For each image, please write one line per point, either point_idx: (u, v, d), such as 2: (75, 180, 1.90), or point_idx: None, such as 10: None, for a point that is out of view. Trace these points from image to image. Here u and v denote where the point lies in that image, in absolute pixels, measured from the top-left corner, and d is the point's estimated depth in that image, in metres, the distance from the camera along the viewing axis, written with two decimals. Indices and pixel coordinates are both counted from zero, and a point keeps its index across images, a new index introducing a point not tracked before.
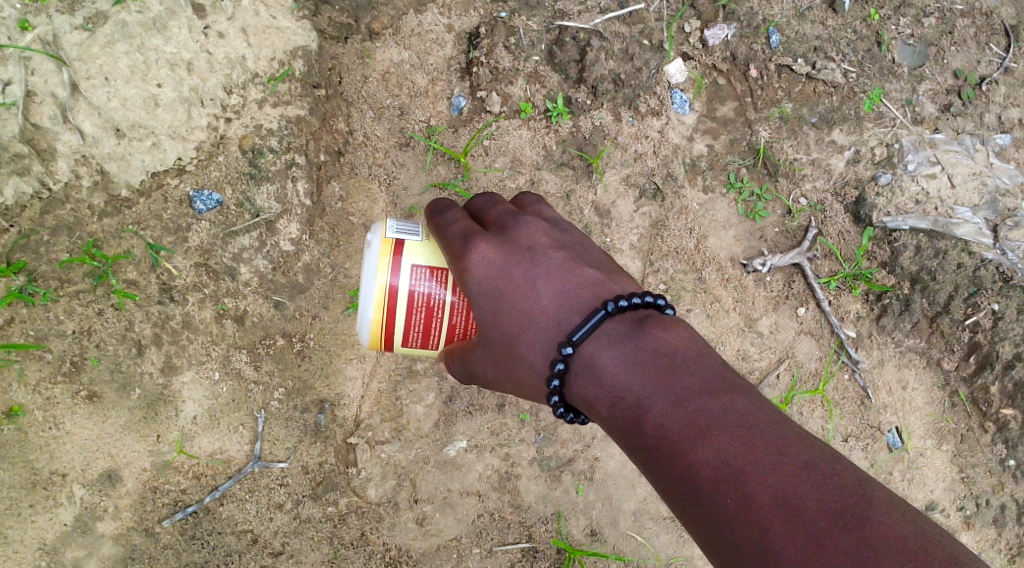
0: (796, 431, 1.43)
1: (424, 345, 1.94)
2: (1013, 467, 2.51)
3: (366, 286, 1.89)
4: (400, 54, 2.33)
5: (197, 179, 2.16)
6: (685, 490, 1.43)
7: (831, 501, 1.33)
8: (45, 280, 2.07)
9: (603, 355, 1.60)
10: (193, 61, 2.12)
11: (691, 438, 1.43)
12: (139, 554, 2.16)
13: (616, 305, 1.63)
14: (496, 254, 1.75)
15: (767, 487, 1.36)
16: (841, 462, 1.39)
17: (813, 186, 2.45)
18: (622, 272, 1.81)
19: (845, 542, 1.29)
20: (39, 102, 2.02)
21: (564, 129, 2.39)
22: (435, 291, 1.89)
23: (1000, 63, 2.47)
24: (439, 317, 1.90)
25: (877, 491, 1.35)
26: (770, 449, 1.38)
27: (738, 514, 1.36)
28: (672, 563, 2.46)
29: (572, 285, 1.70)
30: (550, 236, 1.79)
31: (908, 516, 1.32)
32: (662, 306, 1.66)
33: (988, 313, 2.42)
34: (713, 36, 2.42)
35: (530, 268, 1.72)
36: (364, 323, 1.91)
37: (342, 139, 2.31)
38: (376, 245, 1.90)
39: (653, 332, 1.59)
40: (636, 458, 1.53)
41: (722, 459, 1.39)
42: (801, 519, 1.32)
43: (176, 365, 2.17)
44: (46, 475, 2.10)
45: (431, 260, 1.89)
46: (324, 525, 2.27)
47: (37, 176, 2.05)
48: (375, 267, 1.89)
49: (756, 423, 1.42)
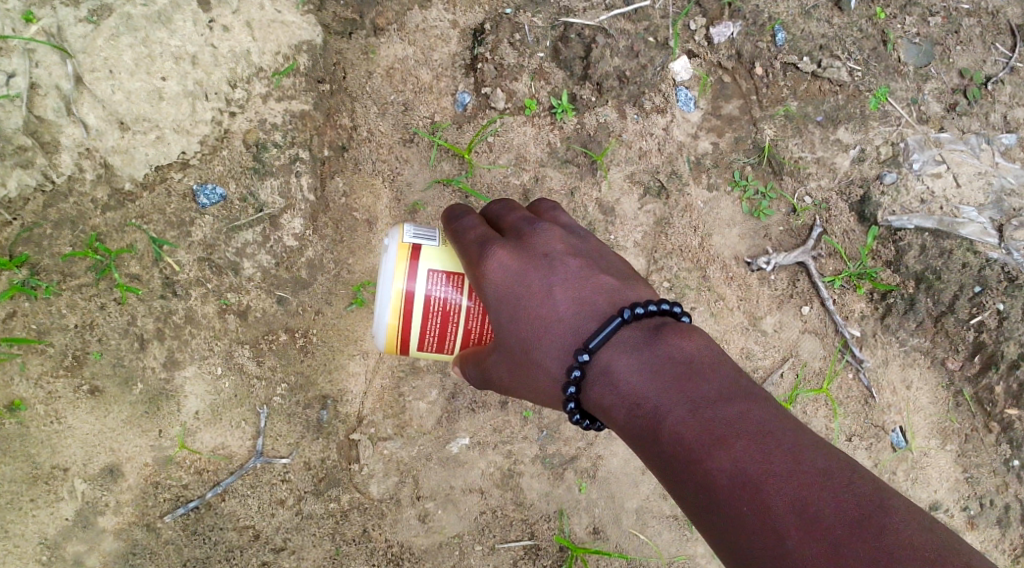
0: (812, 439, 1.42)
1: (440, 349, 1.93)
2: (1017, 467, 2.51)
3: (382, 291, 1.89)
4: (405, 49, 2.32)
5: (200, 173, 2.15)
6: (700, 497, 1.42)
7: (847, 509, 1.32)
8: (47, 273, 2.06)
9: (619, 362, 1.59)
10: (198, 54, 2.11)
11: (707, 445, 1.42)
12: (140, 549, 2.15)
13: (632, 313, 1.61)
14: (513, 261, 1.73)
15: (784, 495, 1.35)
16: (856, 470, 1.38)
17: (818, 184, 2.45)
18: (638, 279, 1.79)
19: (863, 551, 1.28)
20: (43, 95, 2.01)
21: (569, 126, 2.38)
22: (451, 296, 1.88)
23: (1005, 63, 2.47)
24: (454, 321, 1.89)
25: (892, 498, 1.34)
26: (787, 458, 1.38)
27: (754, 522, 1.36)
28: (675, 561, 2.45)
29: (589, 292, 1.69)
30: (566, 242, 1.78)
31: (925, 524, 1.32)
32: (678, 313, 1.64)
33: (993, 312, 2.41)
34: (718, 34, 2.41)
35: (547, 275, 1.71)
36: (380, 327, 1.90)
37: (346, 134, 2.30)
38: (393, 249, 1.89)
39: (670, 339, 1.58)
40: (652, 465, 1.52)
41: (738, 467, 1.39)
42: (818, 527, 1.31)
43: (178, 359, 2.16)
44: (48, 469, 2.08)
45: (447, 265, 1.89)
46: (326, 521, 2.26)
47: (40, 169, 2.04)
48: (392, 271, 1.88)
49: (772, 433, 1.41)
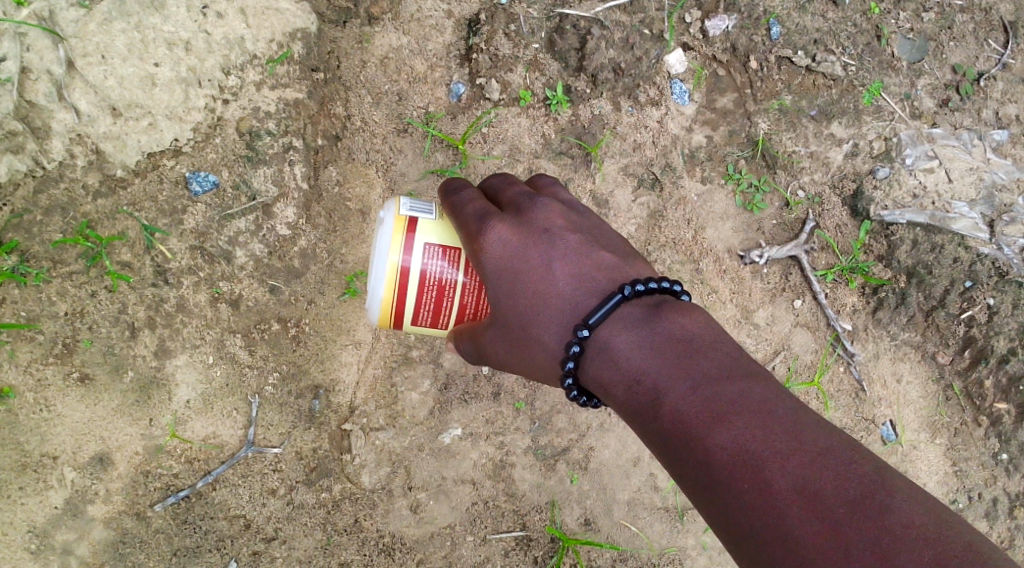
0: (814, 419, 1.42)
1: (434, 324, 1.92)
2: (1005, 461, 2.53)
3: (377, 263, 1.87)
4: (400, 39, 2.31)
5: (193, 160, 2.14)
6: (699, 475, 1.42)
7: (849, 488, 1.32)
8: (37, 260, 2.04)
9: (619, 339, 1.59)
10: (191, 40, 2.09)
11: (707, 423, 1.43)
12: (130, 538, 2.13)
13: (632, 289, 1.62)
14: (513, 235, 1.73)
15: (786, 473, 1.35)
16: (858, 450, 1.38)
17: (811, 178, 2.45)
18: (638, 257, 1.79)
19: (864, 530, 1.28)
20: (34, 79, 1.99)
21: (563, 118, 2.38)
22: (447, 271, 1.87)
23: (998, 59, 2.48)
24: (449, 296, 1.89)
25: (894, 478, 1.35)
26: (788, 436, 1.38)
27: (755, 499, 1.36)
28: (666, 553, 2.46)
29: (588, 267, 1.69)
30: (567, 218, 1.78)
31: (927, 504, 1.32)
32: (678, 292, 1.65)
33: (983, 307, 2.43)
34: (713, 27, 2.40)
35: (546, 251, 1.71)
36: (374, 300, 1.89)
37: (340, 124, 2.29)
38: (388, 222, 1.88)
39: (670, 317, 1.58)
40: (650, 442, 1.52)
41: (739, 444, 1.39)
42: (820, 505, 1.31)
43: (169, 348, 2.15)
44: (36, 457, 2.06)
45: (443, 239, 1.88)
46: (317, 511, 2.26)
47: (31, 154, 2.02)
48: (387, 244, 1.87)
49: (773, 411, 1.41)
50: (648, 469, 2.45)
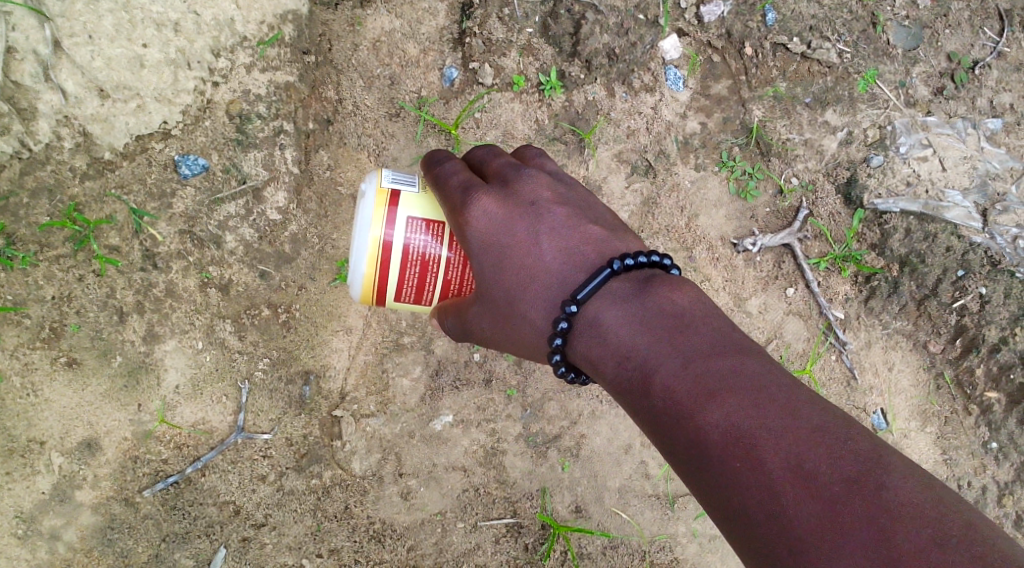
0: (807, 395, 1.41)
1: (418, 300, 1.91)
2: (995, 450, 2.53)
3: (359, 238, 1.85)
4: (392, 22, 2.29)
5: (182, 143, 2.11)
6: (691, 453, 1.42)
7: (844, 466, 1.31)
8: (23, 243, 2.00)
9: (609, 315, 1.58)
10: (180, 21, 2.05)
11: (700, 400, 1.42)
12: (118, 524, 2.11)
13: (621, 264, 1.61)
14: (498, 209, 1.71)
15: (778, 450, 1.34)
16: (852, 426, 1.37)
17: (805, 166, 2.45)
18: (627, 230, 1.78)
19: (859, 509, 1.28)
20: (20, 59, 1.94)
21: (557, 104, 2.36)
22: (430, 246, 1.85)
23: (993, 46, 2.46)
24: (433, 272, 1.87)
25: (890, 455, 1.34)
26: (781, 414, 1.37)
27: (748, 478, 1.35)
28: (656, 541, 2.46)
29: (576, 241, 1.68)
30: (554, 190, 1.76)
31: (923, 480, 1.31)
32: (667, 266, 1.65)
33: (975, 296, 2.42)
34: (708, 12, 2.38)
35: (533, 224, 1.70)
36: (357, 276, 1.87)
37: (331, 108, 2.28)
38: (370, 195, 1.86)
39: (660, 292, 1.57)
40: (642, 419, 1.52)
41: (731, 422, 1.38)
42: (815, 484, 1.31)
43: (158, 333, 2.13)
44: (23, 442, 2.04)
45: (427, 214, 1.86)
46: (307, 497, 2.25)
47: (17, 136, 1.98)
48: (369, 219, 1.85)
49: (765, 388, 1.40)
50: (639, 457, 2.45)
